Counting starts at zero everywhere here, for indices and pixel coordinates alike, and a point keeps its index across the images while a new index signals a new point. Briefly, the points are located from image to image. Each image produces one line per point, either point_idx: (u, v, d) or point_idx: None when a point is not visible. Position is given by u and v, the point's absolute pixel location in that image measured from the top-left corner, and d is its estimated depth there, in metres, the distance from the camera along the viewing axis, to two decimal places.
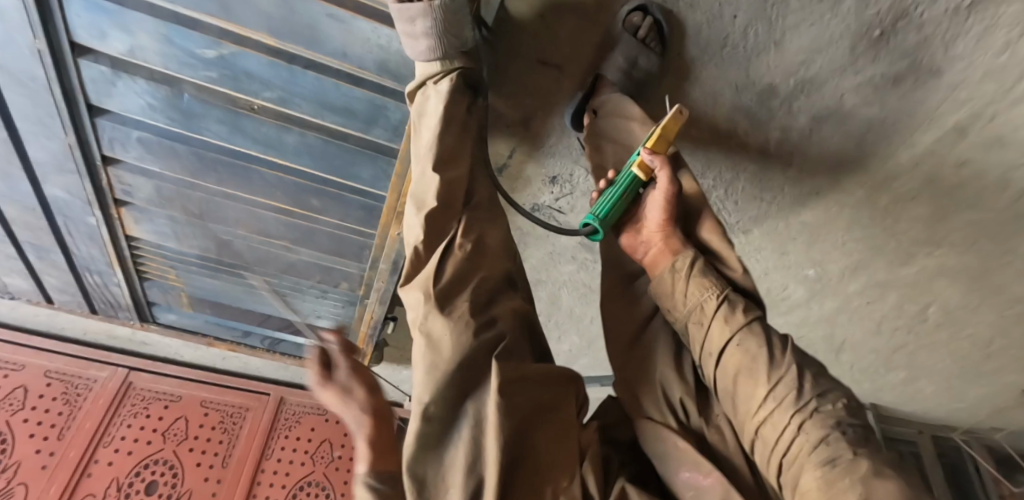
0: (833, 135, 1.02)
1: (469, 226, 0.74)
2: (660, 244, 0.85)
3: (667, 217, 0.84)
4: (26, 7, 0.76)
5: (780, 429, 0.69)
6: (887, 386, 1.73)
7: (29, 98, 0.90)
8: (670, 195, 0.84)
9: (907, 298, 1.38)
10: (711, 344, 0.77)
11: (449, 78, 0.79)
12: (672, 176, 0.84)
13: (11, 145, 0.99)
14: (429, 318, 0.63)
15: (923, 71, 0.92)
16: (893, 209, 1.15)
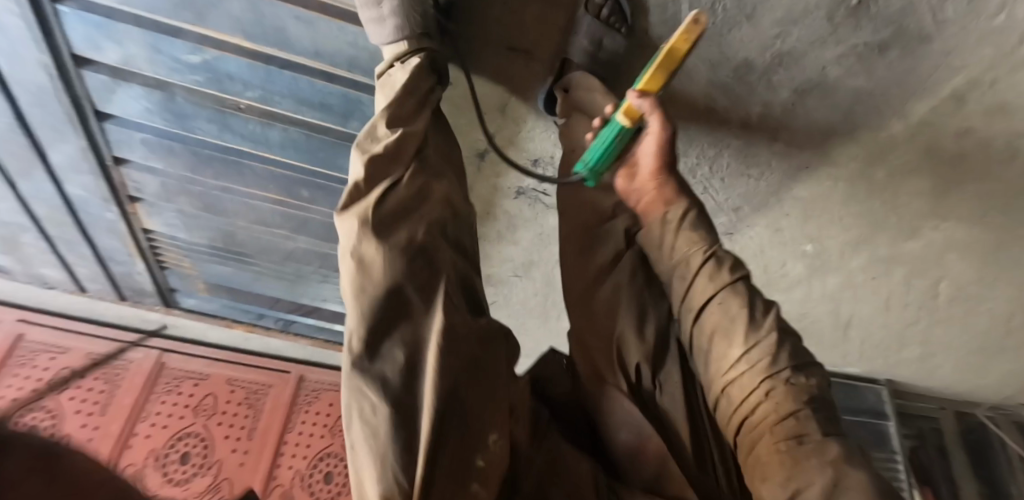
0: (819, 107, 0.99)
1: (416, 178, 0.66)
2: (648, 191, 0.82)
3: (658, 164, 0.81)
4: (28, 23, 0.82)
5: (748, 392, 0.67)
6: (903, 363, 1.68)
7: (42, 107, 0.97)
8: (662, 140, 0.81)
9: (914, 273, 1.34)
10: (698, 297, 0.74)
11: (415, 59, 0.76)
12: (664, 121, 0.80)
13: (32, 150, 1.07)
14: (363, 246, 0.57)
15: (911, 38, 0.88)
16: (891, 182, 1.12)
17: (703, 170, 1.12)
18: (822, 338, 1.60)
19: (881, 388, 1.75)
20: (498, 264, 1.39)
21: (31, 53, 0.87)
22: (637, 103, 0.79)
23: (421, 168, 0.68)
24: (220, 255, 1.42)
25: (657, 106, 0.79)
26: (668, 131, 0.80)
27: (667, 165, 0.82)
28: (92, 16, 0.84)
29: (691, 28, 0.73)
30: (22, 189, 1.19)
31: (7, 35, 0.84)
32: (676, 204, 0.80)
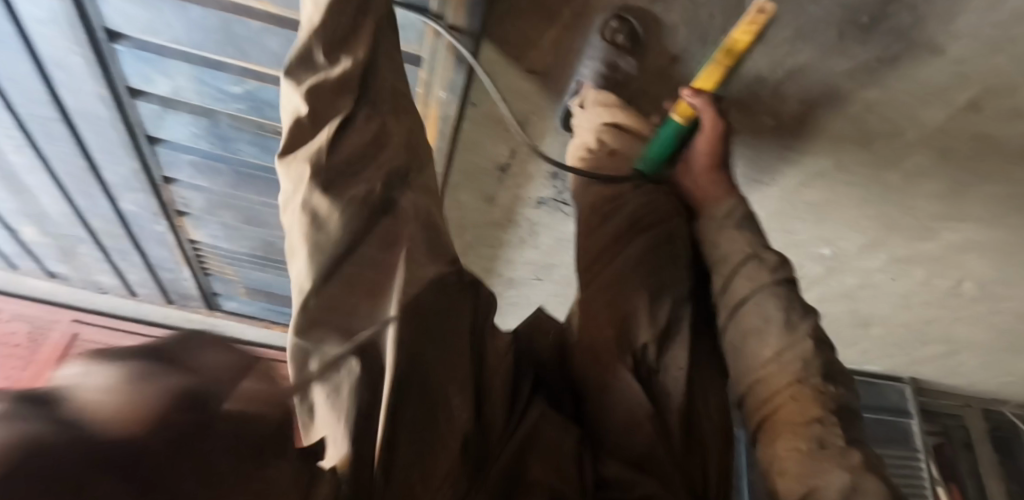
0: (831, 118, 1.01)
1: (363, 117, 0.58)
2: (704, 187, 0.80)
3: (713, 161, 0.81)
4: (88, 60, 0.94)
5: (778, 393, 0.64)
6: (926, 361, 1.69)
7: (100, 133, 1.09)
8: (717, 136, 0.80)
9: (934, 273, 1.35)
10: (737, 293, 0.71)
11: None
12: (717, 119, 0.80)
13: (91, 171, 1.18)
14: (311, 197, 0.52)
15: (923, 52, 0.89)
16: (906, 187, 1.13)
17: None
18: (842, 336, 1.62)
19: (904, 386, 1.76)
20: (519, 267, 1.44)
21: (90, 85, 0.99)
22: (692, 100, 0.81)
23: (373, 107, 0.60)
24: (260, 262, 1.50)
25: (712, 105, 0.80)
26: (723, 127, 0.80)
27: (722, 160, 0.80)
28: (144, 52, 0.95)
29: (757, 15, 0.76)
30: (81, 206, 1.30)
31: (71, 70, 0.96)
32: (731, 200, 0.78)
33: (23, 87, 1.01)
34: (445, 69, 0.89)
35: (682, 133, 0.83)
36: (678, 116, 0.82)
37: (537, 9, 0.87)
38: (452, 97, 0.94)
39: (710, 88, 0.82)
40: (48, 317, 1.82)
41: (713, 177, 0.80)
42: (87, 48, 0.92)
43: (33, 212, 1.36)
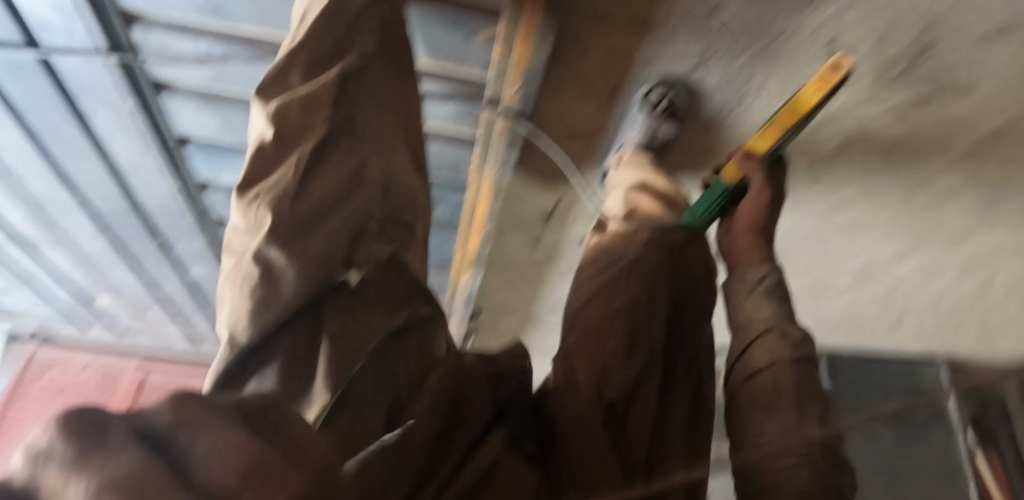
0: (862, 153, 1.05)
1: (336, 166, 0.59)
2: (738, 246, 0.72)
3: (756, 223, 0.71)
4: (162, 161, 1.09)
5: (773, 433, 0.58)
6: (961, 347, 1.73)
7: (169, 214, 1.24)
8: (763, 201, 0.71)
9: (965, 272, 1.39)
10: (751, 362, 0.62)
11: None
12: (766, 183, 0.72)
13: (163, 244, 1.35)
14: (267, 249, 0.52)
15: (948, 92, 0.93)
16: (937, 204, 1.17)
17: None
18: (876, 331, 1.67)
19: None
20: (562, 296, 1.51)
21: (163, 185, 1.15)
22: (745, 161, 0.73)
23: (345, 152, 0.60)
24: None
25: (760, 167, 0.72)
26: (769, 193, 0.71)
27: (763, 225, 0.71)
28: (212, 151, 1.07)
29: (828, 73, 0.69)
30: (156, 273, 1.49)
31: (147, 170, 1.11)
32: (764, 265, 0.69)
33: (106, 187, 1.19)
34: (496, 146, 0.96)
35: (727, 197, 0.74)
36: (727, 176, 0.74)
37: (579, 87, 0.93)
38: (505, 170, 1.00)
39: (763, 150, 0.74)
40: None
41: (749, 239, 0.71)
42: (160, 155, 1.06)
43: (113, 281, 1.55)
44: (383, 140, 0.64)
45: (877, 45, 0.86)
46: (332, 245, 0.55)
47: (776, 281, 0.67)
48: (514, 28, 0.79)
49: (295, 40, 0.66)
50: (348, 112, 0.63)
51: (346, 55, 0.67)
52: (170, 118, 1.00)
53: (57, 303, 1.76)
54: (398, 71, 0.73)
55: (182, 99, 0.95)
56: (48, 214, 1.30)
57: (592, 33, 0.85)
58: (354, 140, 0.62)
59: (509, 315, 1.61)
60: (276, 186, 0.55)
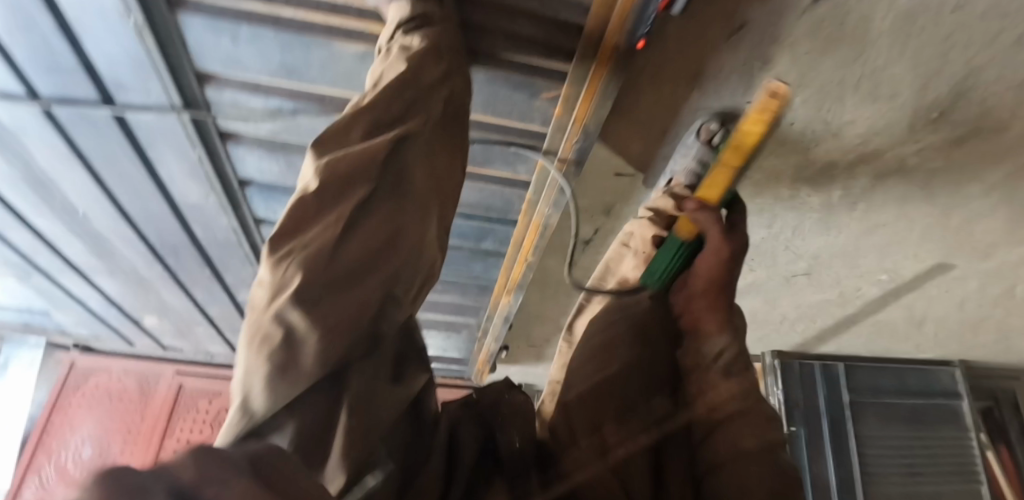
0: (897, 185, 1.08)
1: (377, 227, 0.53)
2: (699, 317, 0.71)
3: (713, 284, 0.71)
4: (223, 205, 1.14)
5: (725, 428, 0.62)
6: (978, 347, 1.77)
7: (223, 248, 1.30)
8: (720, 259, 0.70)
9: (988, 284, 1.43)
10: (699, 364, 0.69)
11: (419, 33, 0.67)
12: (724, 240, 0.70)
13: (214, 274, 1.41)
14: (289, 312, 0.46)
15: (988, 131, 0.96)
16: (967, 225, 1.20)
17: (787, 233, 1.23)
18: (897, 335, 1.71)
19: (954, 369, 1.87)
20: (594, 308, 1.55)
21: (220, 222, 1.20)
22: (695, 211, 0.71)
23: (384, 212, 0.55)
24: None
25: (718, 220, 0.71)
26: (729, 251, 0.70)
27: (723, 288, 0.71)
28: (269, 193, 1.13)
29: (766, 101, 0.61)
30: (202, 298, 1.54)
31: (208, 210, 1.16)
32: (724, 338, 0.68)
33: (161, 223, 1.23)
34: (550, 189, 0.97)
35: (686, 254, 0.74)
36: (680, 231, 0.74)
37: (629, 129, 0.96)
38: (558, 210, 1.01)
39: (716, 196, 0.72)
40: (154, 370, 2.12)
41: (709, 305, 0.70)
42: (222, 195, 1.11)
43: (156, 305, 1.60)
44: (425, 208, 0.59)
45: (924, 92, 0.89)
46: (361, 314, 0.48)
47: (737, 354, 0.67)
48: (582, 83, 0.78)
49: (357, 104, 0.62)
50: (397, 178, 0.58)
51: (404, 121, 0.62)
52: (233, 164, 1.05)
53: (91, 327, 1.79)
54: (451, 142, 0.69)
55: (246, 147, 1.01)
56: (97, 247, 1.33)
57: (650, 82, 0.88)
58: (393, 198, 0.57)
59: (542, 324, 1.65)
60: (313, 245, 0.49)
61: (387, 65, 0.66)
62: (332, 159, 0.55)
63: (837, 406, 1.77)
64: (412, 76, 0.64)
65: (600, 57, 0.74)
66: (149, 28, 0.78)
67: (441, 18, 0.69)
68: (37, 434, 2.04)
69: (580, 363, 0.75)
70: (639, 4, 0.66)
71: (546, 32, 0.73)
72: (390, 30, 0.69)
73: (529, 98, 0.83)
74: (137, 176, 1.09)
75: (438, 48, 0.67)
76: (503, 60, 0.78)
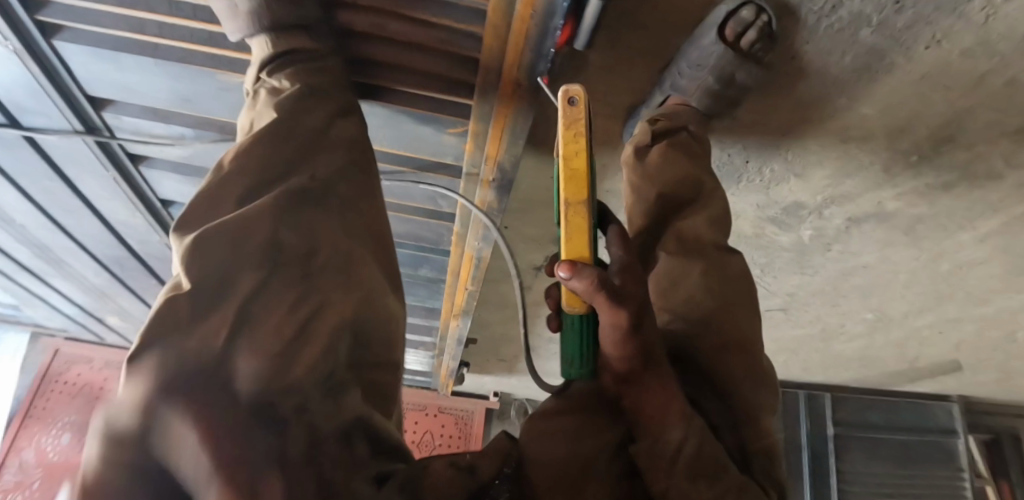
0: (877, 228, 0.97)
1: (315, 332, 0.37)
2: (639, 401, 0.44)
3: (633, 369, 0.44)
4: (151, 223, 1.11)
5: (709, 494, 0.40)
6: (980, 385, 1.64)
7: (163, 261, 1.26)
8: (621, 340, 0.42)
9: (987, 327, 1.31)
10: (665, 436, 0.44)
11: (293, 74, 0.56)
12: (613, 312, 0.40)
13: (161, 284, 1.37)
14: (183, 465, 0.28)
15: (980, 178, 0.84)
16: (960, 270, 1.08)
17: (757, 271, 1.12)
18: (888, 370, 1.59)
19: (951, 405, 1.75)
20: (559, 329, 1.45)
21: (155, 238, 1.17)
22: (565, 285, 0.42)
23: (288, 285, 0.38)
24: None
25: (603, 288, 0.40)
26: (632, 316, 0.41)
27: (652, 371, 0.44)
28: None
29: (567, 112, 0.46)
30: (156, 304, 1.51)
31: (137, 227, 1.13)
32: (681, 430, 0.43)
33: (97, 238, 1.19)
34: (476, 224, 0.89)
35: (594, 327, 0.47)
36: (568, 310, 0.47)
37: None
38: (488, 244, 0.94)
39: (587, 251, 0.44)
40: None
41: (651, 381, 0.43)
42: (147, 213, 1.08)
43: (116, 309, 1.57)
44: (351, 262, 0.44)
45: (900, 136, 0.77)
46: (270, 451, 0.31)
47: (701, 453, 0.43)
48: (488, 118, 0.70)
49: (220, 166, 0.46)
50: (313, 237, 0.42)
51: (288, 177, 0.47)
52: (151, 185, 1.01)
53: (59, 321, 1.79)
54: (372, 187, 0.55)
55: (159, 171, 0.96)
56: (46, 256, 1.30)
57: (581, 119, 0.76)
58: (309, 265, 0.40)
59: (506, 345, 1.57)
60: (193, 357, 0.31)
61: (256, 115, 0.54)
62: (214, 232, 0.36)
63: (820, 443, 1.67)
64: (288, 123, 0.51)
65: (503, 90, 0.66)
66: (29, 52, 0.72)
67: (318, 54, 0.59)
68: (19, 418, 2.01)
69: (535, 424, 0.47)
70: (535, 40, 0.58)
71: (440, 67, 0.66)
72: (256, 67, 0.57)
73: (436, 132, 0.75)
74: (61, 192, 1.04)
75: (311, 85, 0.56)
76: (399, 92, 0.70)
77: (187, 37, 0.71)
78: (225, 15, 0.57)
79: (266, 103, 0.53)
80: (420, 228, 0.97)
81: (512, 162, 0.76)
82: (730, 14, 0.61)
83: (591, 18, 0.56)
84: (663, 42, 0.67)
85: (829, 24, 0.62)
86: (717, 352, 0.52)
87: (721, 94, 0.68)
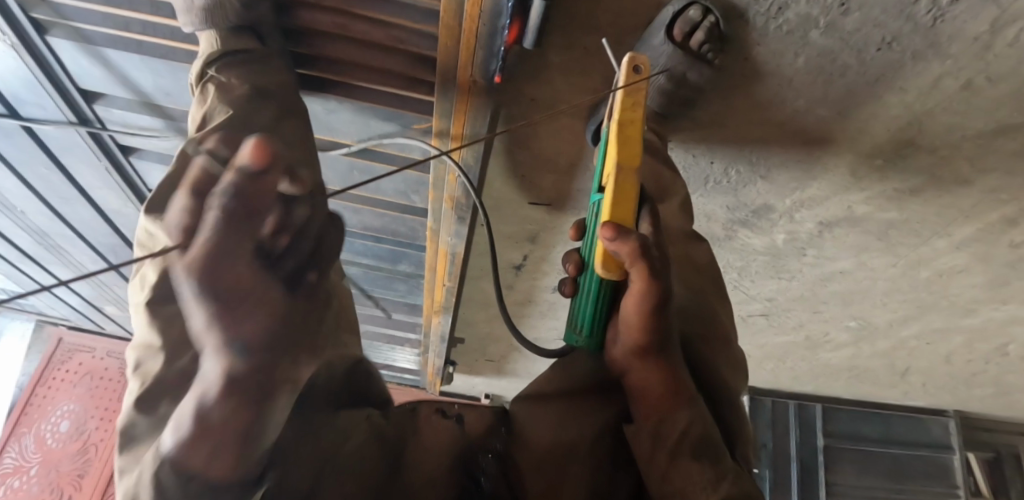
0: (850, 233, 0.96)
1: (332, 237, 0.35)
2: (645, 380, 0.51)
3: (647, 345, 0.51)
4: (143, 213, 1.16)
5: (689, 468, 0.46)
6: (974, 399, 1.61)
7: None
8: (644, 312, 0.51)
9: (975, 339, 1.28)
10: (664, 413, 0.49)
11: (245, 73, 0.60)
12: (647, 279, 0.50)
13: None
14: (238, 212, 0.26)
15: (949, 183, 0.83)
16: (940, 279, 1.07)
17: (733, 274, 1.13)
18: (879, 381, 1.57)
19: (948, 419, 1.71)
20: (544, 331, 1.46)
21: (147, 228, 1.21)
22: (608, 246, 0.51)
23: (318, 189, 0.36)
24: None
25: (642, 252, 0.50)
26: (658, 290, 0.50)
27: (665, 349, 0.51)
28: None
29: (631, 79, 0.58)
30: None
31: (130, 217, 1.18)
32: (687, 411, 0.49)
33: (94, 226, 1.24)
34: (447, 220, 0.90)
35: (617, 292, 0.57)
36: (603, 272, 0.56)
37: (535, 162, 0.87)
38: (460, 240, 0.95)
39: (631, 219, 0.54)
40: None
41: (655, 360, 0.51)
42: (139, 204, 1.12)
43: (114, 297, 1.65)
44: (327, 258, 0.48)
45: (862, 138, 0.77)
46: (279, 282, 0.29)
47: (705, 434, 0.48)
48: (448, 115, 0.71)
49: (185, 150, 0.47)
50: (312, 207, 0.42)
51: None
52: (141, 176, 1.05)
53: (64, 309, 1.86)
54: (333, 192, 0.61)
55: (149, 162, 1.00)
56: (46, 242, 1.35)
57: (546, 118, 0.78)
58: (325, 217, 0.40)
59: (493, 346, 1.58)
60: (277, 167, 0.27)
61: (205, 107, 0.56)
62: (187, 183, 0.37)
63: (809, 454, 1.65)
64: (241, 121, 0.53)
65: (458, 89, 0.67)
66: (25, 46, 0.77)
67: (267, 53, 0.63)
68: (22, 404, 2.11)
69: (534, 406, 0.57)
70: (485, 38, 0.59)
71: (401, 64, 0.68)
72: (200, 63, 0.60)
73: (402, 129, 0.78)
74: (58, 181, 1.09)
75: None
76: (365, 89, 0.73)
77: (168, 35, 0.73)
78: (180, 9, 0.61)
79: (218, 99, 0.56)
80: (395, 222, 0.99)
81: (476, 157, 0.78)
82: (677, 14, 0.62)
83: (536, 20, 0.57)
84: (617, 43, 0.68)
85: (777, 27, 0.63)
86: (705, 345, 0.58)
87: (671, 94, 0.69)
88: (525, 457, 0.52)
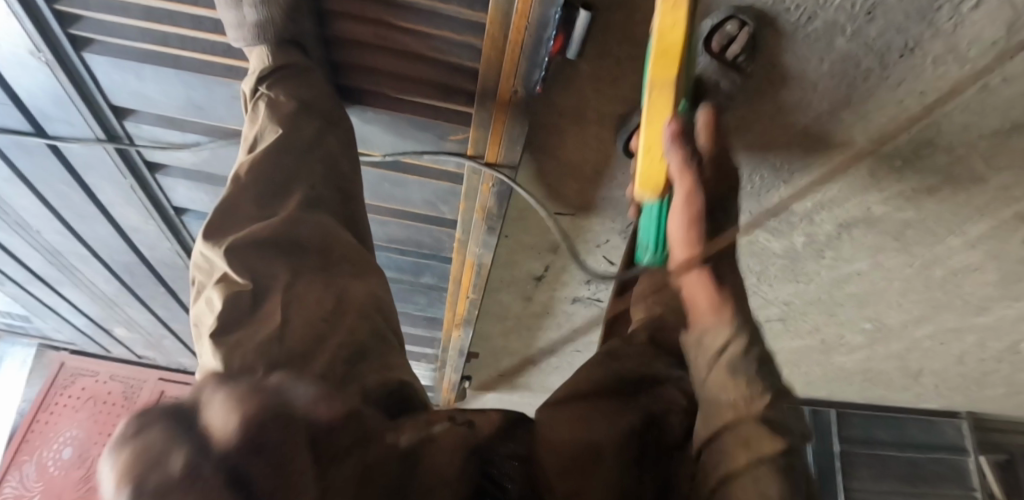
0: (867, 233, 0.99)
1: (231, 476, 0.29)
2: (691, 297, 0.49)
3: (694, 256, 0.51)
4: (164, 231, 1.17)
5: (722, 389, 0.45)
6: (987, 399, 1.62)
7: (172, 268, 1.31)
8: (693, 215, 0.54)
9: (987, 337, 1.30)
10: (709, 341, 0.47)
11: (288, 89, 0.65)
12: (695, 182, 0.56)
13: (171, 293, 1.44)
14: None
15: (963, 182, 0.86)
16: (954, 278, 1.09)
17: (751, 279, 1.15)
18: (893, 384, 1.58)
19: (961, 421, 1.72)
20: (560, 343, 1.46)
21: (165, 245, 1.22)
22: (669, 151, 0.58)
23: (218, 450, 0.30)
24: None
25: (692, 158, 0.57)
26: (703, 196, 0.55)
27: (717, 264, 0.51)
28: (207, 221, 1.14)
29: None
30: (164, 313, 1.57)
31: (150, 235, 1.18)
32: (726, 324, 0.47)
33: (111, 245, 1.25)
34: (476, 230, 0.92)
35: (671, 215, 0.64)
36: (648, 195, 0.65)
37: (560, 173, 0.89)
38: (488, 251, 0.96)
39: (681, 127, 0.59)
40: (138, 377, 2.15)
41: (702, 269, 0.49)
42: (161, 221, 1.13)
43: (123, 318, 1.65)
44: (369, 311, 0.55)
45: (881, 139, 0.80)
46: None
47: (745, 351, 0.45)
48: (486, 126, 0.73)
49: (235, 179, 0.59)
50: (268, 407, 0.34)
51: (275, 212, 0.57)
52: (166, 194, 1.07)
53: (69, 332, 1.86)
54: (353, 215, 0.66)
55: (175, 180, 1.02)
56: (59, 262, 1.35)
57: (574, 127, 0.79)
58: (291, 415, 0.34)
59: (507, 359, 1.58)
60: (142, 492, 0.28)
61: (258, 126, 0.64)
62: (237, 240, 0.52)
63: (826, 461, 1.65)
64: (268, 178, 0.60)
65: (498, 99, 0.69)
66: (60, 63, 0.78)
67: (308, 68, 0.67)
68: (22, 431, 2.08)
69: (558, 406, 0.53)
70: (530, 47, 0.61)
71: (442, 75, 0.70)
72: (252, 80, 0.65)
73: (437, 139, 0.79)
74: (79, 200, 1.10)
75: (291, 122, 0.63)
76: (403, 100, 0.74)
77: (208, 49, 0.75)
78: (231, 25, 0.65)
79: (268, 117, 0.63)
80: (421, 235, 1.01)
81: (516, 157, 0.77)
82: (714, 28, 0.66)
83: (581, 32, 0.59)
84: None
85: (806, 33, 0.65)
86: None
87: (697, 97, 0.72)
88: (545, 460, 0.49)
